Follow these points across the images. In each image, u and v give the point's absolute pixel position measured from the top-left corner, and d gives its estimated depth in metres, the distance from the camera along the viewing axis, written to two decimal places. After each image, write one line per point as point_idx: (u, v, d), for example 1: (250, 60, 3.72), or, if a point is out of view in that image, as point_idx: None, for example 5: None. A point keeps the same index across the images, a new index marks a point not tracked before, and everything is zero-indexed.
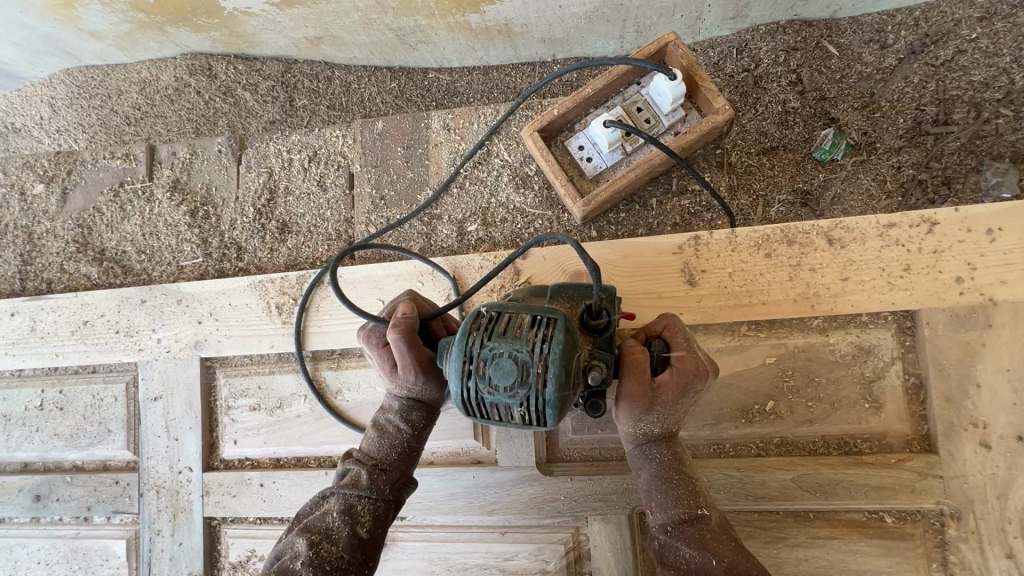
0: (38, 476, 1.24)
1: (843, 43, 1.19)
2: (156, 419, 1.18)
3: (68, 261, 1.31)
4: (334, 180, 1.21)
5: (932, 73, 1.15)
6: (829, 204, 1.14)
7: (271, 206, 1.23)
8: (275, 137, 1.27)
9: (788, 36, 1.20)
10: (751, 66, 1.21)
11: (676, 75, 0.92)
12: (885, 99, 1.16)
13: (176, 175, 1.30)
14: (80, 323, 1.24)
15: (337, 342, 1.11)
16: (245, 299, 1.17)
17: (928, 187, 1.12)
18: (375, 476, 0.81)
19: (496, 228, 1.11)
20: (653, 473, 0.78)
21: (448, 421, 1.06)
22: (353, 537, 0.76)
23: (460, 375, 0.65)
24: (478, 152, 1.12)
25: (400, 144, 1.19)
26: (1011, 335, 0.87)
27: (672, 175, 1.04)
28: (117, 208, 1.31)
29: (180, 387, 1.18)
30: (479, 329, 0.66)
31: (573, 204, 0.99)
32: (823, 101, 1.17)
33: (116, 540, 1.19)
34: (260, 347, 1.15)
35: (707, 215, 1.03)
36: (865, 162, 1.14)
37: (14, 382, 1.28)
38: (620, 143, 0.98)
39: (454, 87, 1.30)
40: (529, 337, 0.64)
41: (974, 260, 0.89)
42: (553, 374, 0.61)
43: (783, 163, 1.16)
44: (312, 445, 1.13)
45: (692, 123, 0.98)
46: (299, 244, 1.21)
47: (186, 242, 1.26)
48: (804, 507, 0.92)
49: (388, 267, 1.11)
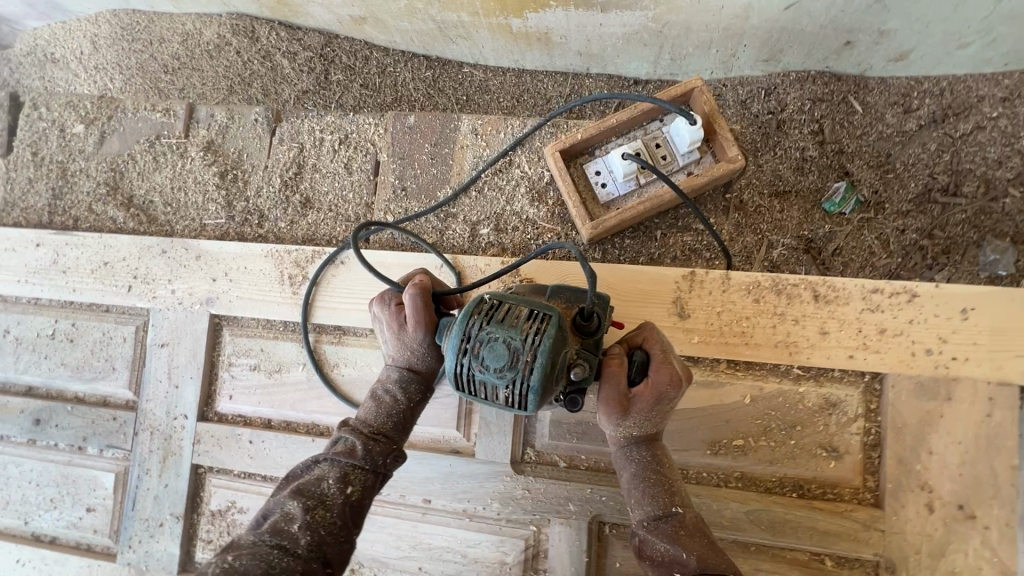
0: (41, 401, 1.30)
1: (869, 101, 1.24)
2: (160, 365, 1.25)
3: (97, 202, 1.37)
4: (360, 165, 1.27)
5: (949, 144, 1.21)
6: (830, 254, 1.21)
7: (297, 180, 1.29)
8: (311, 115, 1.33)
9: (817, 87, 1.26)
10: (776, 110, 1.27)
11: (696, 120, 0.97)
12: (900, 161, 1.22)
13: (211, 136, 1.36)
14: (101, 263, 1.30)
15: (342, 319, 1.17)
16: (260, 265, 1.23)
17: (928, 253, 1.19)
18: (368, 446, 0.83)
19: (507, 234, 1.17)
20: (635, 473, 0.81)
21: (434, 409, 1.13)
22: (346, 505, 0.78)
23: (456, 352, 0.70)
24: (500, 160, 1.18)
25: (428, 141, 1.25)
26: (967, 409, 0.93)
27: (679, 211, 1.10)
28: (151, 159, 1.37)
29: (187, 338, 1.24)
30: (480, 313, 0.70)
31: (583, 226, 1.04)
32: (840, 155, 1.24)
33: (106, 472, 1.25)
34: (268, 312, 1.21)
35: (707, 254, 1.09)
36: (871, 220, 1.21)
37: (29, 309, 1.34)
38: (635, 175, 1.04)
39: (486, 84, 1.34)
40: (524, 328, 0.68)
41: (944, 335, 0.95)
42: (541, 365, 0.66)
43: (793, 210, 1.23)
44: (303, 412, 1.19)
45: (706, 167, 1.04)
46: (319, 221, 1.26)
47: (211, 202, 1.32)
48: (752, 540, 0.98)
49: (400, 256, 1.17)
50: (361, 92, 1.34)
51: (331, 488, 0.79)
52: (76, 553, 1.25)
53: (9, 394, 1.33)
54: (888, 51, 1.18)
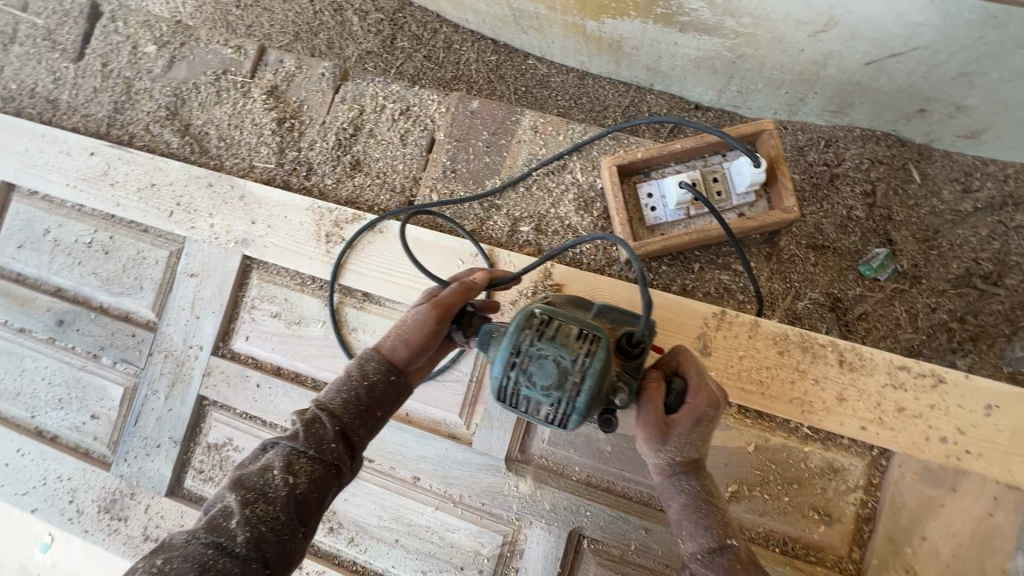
0: (67, 304, 1.34)
1: (930, 173, 1.31)
2: (185, 293, 1.27)
3: (155, 124, 1.40)
4: (416, 139, 1.27)
5: (1000, 232, 1.27)
6: (855, 317, 1.24)
7: (351, 142, 1.30)
8: (377, 81, 1.33)
9: (880, 148, 1.32)
10: (834, 163, 1.32)
11: (761, 163, 0.96)
12: (947, 239, 1.28)
13: (276, 81, 1.37)
14: (147, 184, 1.33)
15: (369, 286, 1.18)
16: (299, 217, 1.24)
17: (956, 335, 1.24)
18: (317, 432, 0.71)
19: (546, 237, 1.17)
20: (685, 502, 0.74)
21: (440, 392, 1.14)
22: (290, 497, 0.67)
23: (503, 364, 0.70)
24: (554, 162, 1.18)
25: (487, 129, 1.25)
26: (971, 504, 0.92)
27: (721, 248, 1.09)
28: (214, 92, 1.39)
29: (216, 273, 1.27)
30: (530, 328, 0.71)
31: (625, 244, 1.04)
32: (887, 222, 1.29)
33: (115, 385, 1.29)
34: (299, 264, 1.22)
35: (740, 297, 1.08)
36: (905, 292, 1.26)
37: (72, 214, 1.37)
38: (686, 205, 1.04)
39: (548, 79, 1.45)
40: (575, 348, 0.69)
41: (963, 427, 0.93)
42: (590, 387, 0.67)
43: (828, 265, 1.27)
44: (313, 367, 1.21)
45: (759, 211, 1.03)
46: (364, 185, 1.28)
47: (264, 146, 1.33)
48: None
49: (437, 237, 1.18)
50: (433, 64, 1.47)
51: (276, 480, 0.68)
52: (73, 456, 1.29)
53: (38, 291, 1.37)
54: (961, 126, 1.21)
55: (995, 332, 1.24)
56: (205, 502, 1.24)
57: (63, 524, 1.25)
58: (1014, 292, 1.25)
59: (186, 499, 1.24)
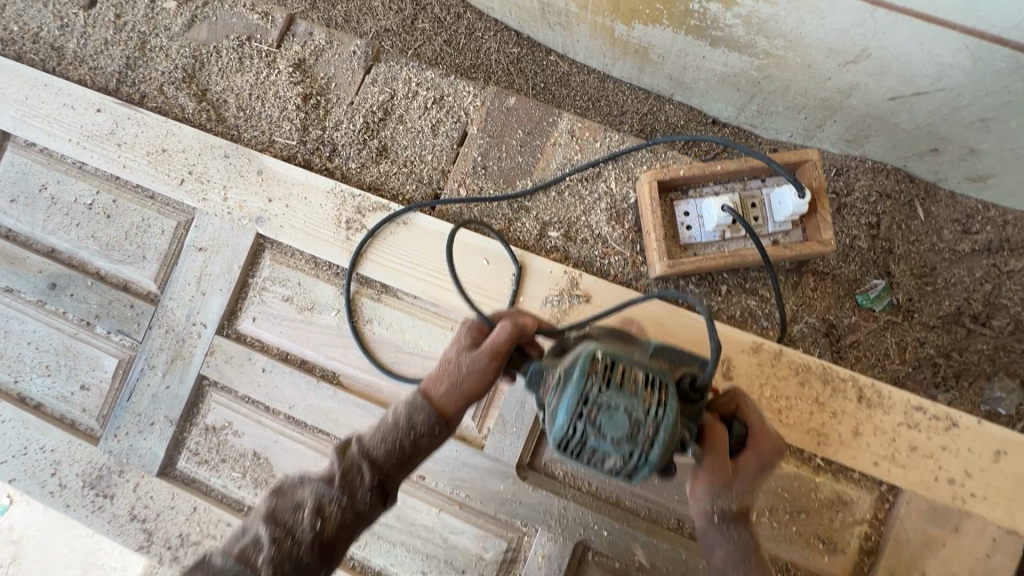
0: (61, 267, 1.27)
1: (932, 211, 1.32)
2: (192, 268, 1.22)
3: (169, 85, 1.33)
4: (447, 130, 1.24)
5: (994, 277, 1.30)
6: (847, 345, 1.26)
7: (380, 126, 1.26)
8: (411, 65, 1.29)
9: (888, 181, 1.32)
10: (842, 191, 1.33)
11: (805, 194, 0.96)
12: (942, 277, 1.30)
13: (304, 55, 1.31)
14: (158, 148, 1.26)
15: (390, 279, 1.15)
16: (320, 200, 1.20)
17: (939, 370, 1.27)
18: (354, 482, 0.71)
19: (574, 244, 1.15)
20: (731, 553, 0.73)
21: None
22: (317, 542, 0.68)
23: (570, 414, 0.66)
24: (589, 169, 1.16)
25: (522, 128, 1.22)
26: (972, 546, 0.94)
27: (750, 273, 1.09)
28: (236, 59, 1.32)
29: (227, 250, 1.21)
30: (597, 373, 0.67)
31: (659, 261, 1.03)
32: (887, 254, 1.31)
33: (109, 357, 1.23)
34: (317, 249, 1.18)
35: (764, 323, 1.09)
36: (896, 324, 1.29)
37: (73, 172, 1.30)
38: (723, 228, 1.03)
39: (568, 77, 1.42)
40: (644, 397, 0.66)
41: (971, 470, 0.96)
42: (663, 441, 0.64)
43: (826, 292, 1.29)
44: (322, 356, 1.17)
45: (794, 240, 1.02)
46: (390, 173, 1.24)
47: (287, 121, 1.28)
48: None
49: (464, 235, 1.15)
50: (455, 51, 1.44)
51: (307, 524, 0.69)
52: (57, 427, 1.23)
53: (30, 251, 1.29)
54: (971, 169, 1.23)
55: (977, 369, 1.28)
56: (197, 485, 1.19)
57: (42, 497, 1.19)
58: (999, 334, 1.29)
59: (177, 481, 1.20)
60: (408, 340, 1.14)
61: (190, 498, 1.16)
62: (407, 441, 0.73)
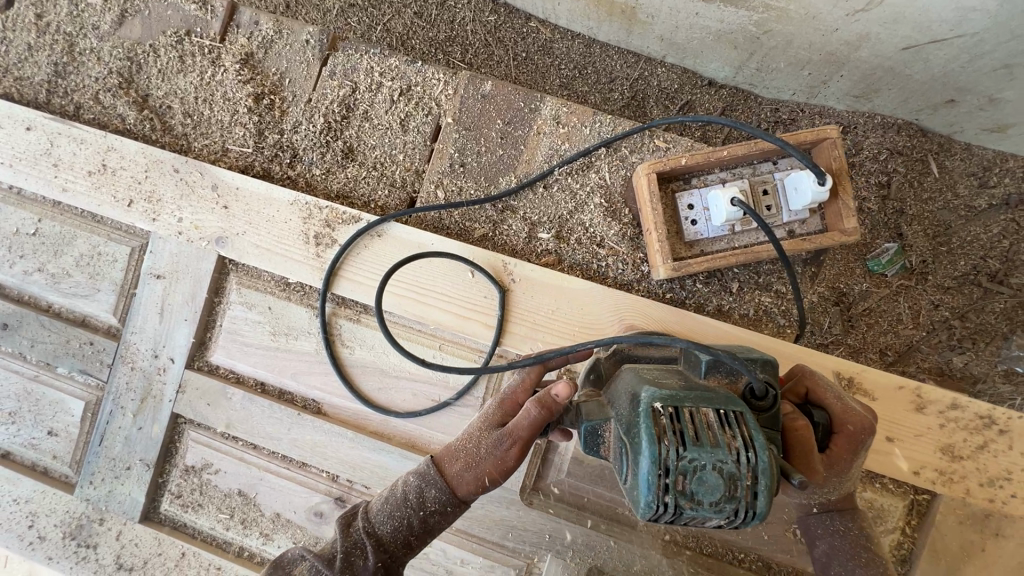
0: (10, 305, 1.16)
1: (947, 165, 1.15)
2: (152, 298, 1.11)
3: (105, 93, 1.18)
4: (419, 125, 1.11)
5: (1013, 232, 1.13)
6: (859, 313, 1.13)
7: (343, 126, 1.13)
8: (372, 51, 1.14)
9: (899, 138, 1.15)
10: (850, 152, 1.17)
11: (827, 181, 0.83)
12: (957, 236, 1.14)
13: (252, 48, 1.17)
14: (100, 167, 1.13)
15: (367, 298, 1.04)
16: (284, 214, 1.08)
17: (954, 334, 1.14)
18: (355, 560, 0.70)
19: (567, 246, 1.05)
20: (834, 545, 0.76)
21: (451, 418, 1.04)
22: None
23: (654, 492, 0.58)
24: (579, 160, 1.04)
25: (501, 117, 1.09)
26: (1013, 550, 0.87)
27: (762, 268, 1.00)
28: (176, 57, 1.18)
29: (188, 277, 1.10)
30: (668, 433, 0.59)
31: (662, 263, 0.92)
32: (900, 216, 1.16)
33: (74, 399, 1.14)
34: (285, 270, 1.07)
35: (781, 321, 1.00)
36: (909, 289, 1.15)
37: (10, 200, 1.17)
38: (733, 222, 0.91)
39: (549, 45, 1.26)
40: (728, 445, 0.59)
41: (1013, 471, 0.88)
42: (766, 487, 0.58)
43: (835, 258, 1.15)
44: (304, 385, 1.08)
45: (811, 230, 0.92)
46: (359, 178, 1.12)
47: (240, 126, 1.15)
48: None
49: (444, 243, 1.04)
50: (420, 27, 1.28)
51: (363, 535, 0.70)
52: (28, 476, 1.15)
53: None
54: (989, 119, 1.07)
55: (994, 330, 1.13)
56: (184, 527, 1.13)
57: (21, 550, 1.12)
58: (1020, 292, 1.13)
59: (162, 524, 1.13)
60: (394, 363, 1.06)
61: (178, 543, 1.10)
62: (463, 473, 0.73)
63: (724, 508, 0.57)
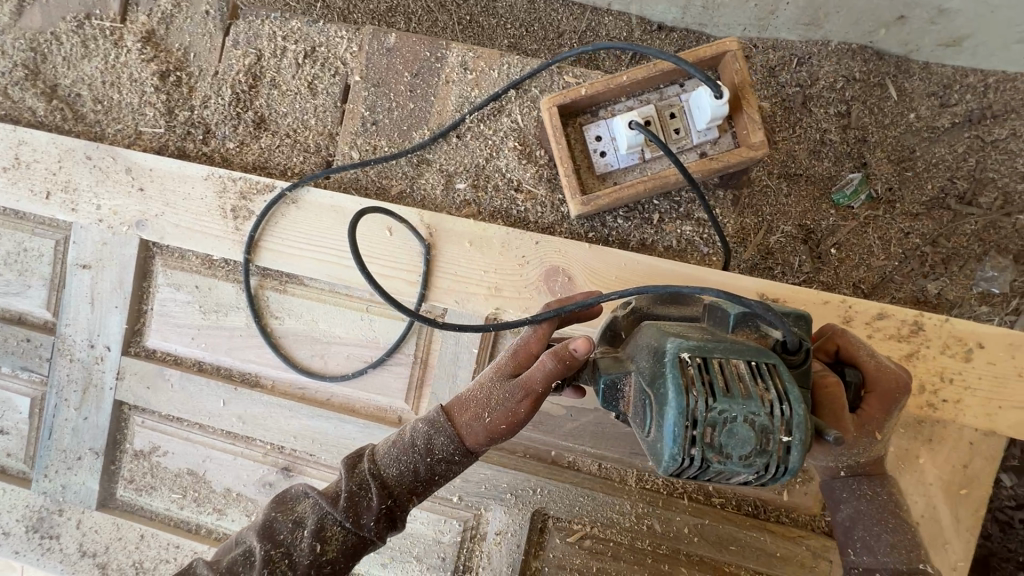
0: None
1: (906, 87, 1.11)
2: (82, 289, 1.11)
3: (13, 86, 1.16)
4: (327, 87, 1.09)
5: (978, 149, 1.09)
6: (828, 249, 1.09)
7: (251, 96, 1.10)
8: (273, 17, 1.12)
9: (855, 63, 1.11)
10: (806, 83, 1.12)
11: (726, 94, 0.81)
12: (922, 159, 1.10)
13: (153, 25, 1.14)
14: (13, 161, 1.12)
15: (288, 267, 1.03)
16: (199, 190, 1.06)
17: (927, 262, 1.09)
18: (360, 502, 0.67)
19: (485, 194, 1.04)
20: (859, 510, 0.67)
21: (384, 377, 1.04)
22: (312, 566, 0.66)
23: (681, 444, 0.55)
24: (490, 105, 1.02)
25: (409, 70, 1.07)
26: (945, 454, 0.87)
27: (682, 196, 0.99)
28: (79, 43, 1.15)
29: (114, 264, 1.10)
30: (697, 383, 0.56)
31: (572, 198, 0.90)
32: (863, 144, 1.10)
33: (20, 396, 1.15)
34: (207, 246, 1.06)
35: (704, 249, 1.00)
36: (877, 219, 1.10)
37: None
38: (640, 149, 0.90)
39: (493, 4, 1.22)
40: (761, 397, 0.56)
41: (945, 376, 0.87)
42: (801, 441, 0.55)
43: (800, 194, 1.10)
44: (239, 360, 1.09)
45: (723, 150, 0.89)
46: (273, 147, 1.10)
47: (149, 106, 1.12)
48: (700, 552, 0.95)
49: (359, 201, 1.02)
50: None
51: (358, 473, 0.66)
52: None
53: None
54: (940, 34, 1.05)
55: (967, 253, 1.09)
56: (142, 510, 1.14)
57: None
58: (989, 211, 1.09)
59: (120, 510, 1.14)
60: (323, 329, 1.06)
61: (136, 526, 1.11)
62: (469, 420, 0.67)
63: (750, 460, 0.54)
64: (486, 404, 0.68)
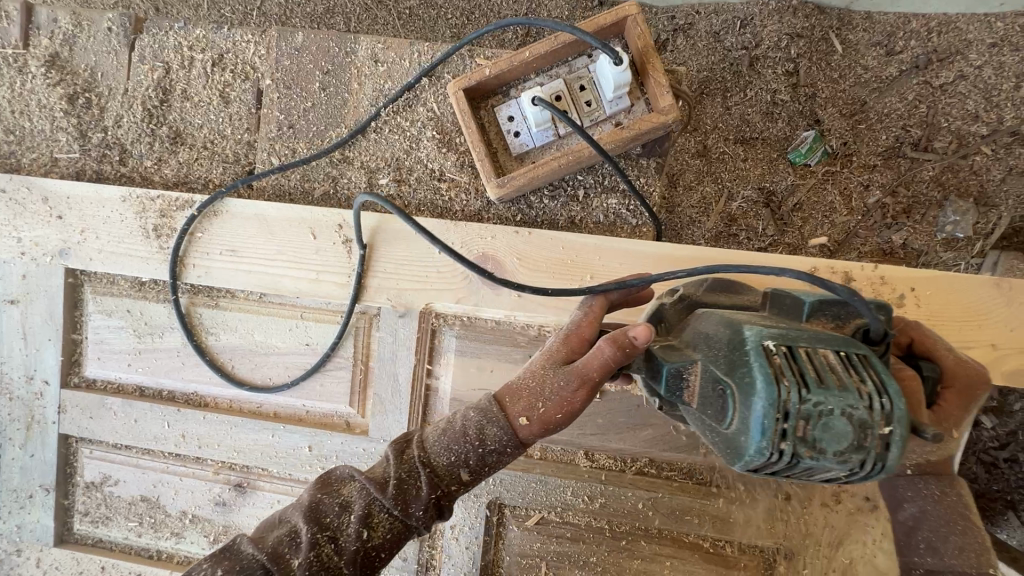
0: None
1: (849, 38, 1.55)
2: (11, 327, 1.44)
3: None
4: (238, 93, 1.45)
5: (928, 95, 1.52)
6: (792, 207, 1.57)
7: (163, 110, 1.46)
8: (174, 28, 1.46)
9: (799, 20, 1.55)
10: (752, 45, 1.57)
11: (621, 60, 1.12)
12: (874, 109, 1.54)
13: (56, 48, 1.48)
14: None
15: (209, 281, 1.36)
16: (117, 212, 1.37)
17: (892, 210, 1.54)
18: (406, 493, 0.95)
19: (407, 184, 1.39)
20: (923, 509, 1.03)
21: (329, 385, 1.42)
22: (360, 549, 0.94)
23: (770, 436, 0.75)
24: (400, 99, 1.38)
25: (319, 66, 1.42)
26: None
27: (603, 171, 1.34)
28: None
29: (39, 298, 1.42)
30: (789, 375, 0.77)
31: (490, 182, 1.25)
32: (813, 100, 1.56)
33: None
34: (132, 267, 1.38)
35: (634, 221, 1.37)
36: (837, 171, 1.56)
37: None
38: (548, 125, 1.25)
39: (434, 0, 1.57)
40: (861, 392, 0.77)
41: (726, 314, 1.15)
42: (904, 436, 0.74)
43: (756, 156, 1.57)
44: (177, 379, 1.45)
45: (632, 117, 1.24)
46: (187, 160, 1.45)
47: (60, 131, 1.47)
48: (615, 498, 1.43)
49: (276, 210, 1.34)
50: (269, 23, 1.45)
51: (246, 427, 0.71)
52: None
53: None
54: None
55: (929, 200, 1.53)
56: (99, 542, 1.50)
57: None
58: (945, 154, 1.52)
59: (81, 543, 1.49)
60: (252, 339, 1.42)
61: (96, 558, 1.46)
62: (535, 414, 0.96)
63: (846, 455, 0.75)
64: (548, 388, 0.97)
